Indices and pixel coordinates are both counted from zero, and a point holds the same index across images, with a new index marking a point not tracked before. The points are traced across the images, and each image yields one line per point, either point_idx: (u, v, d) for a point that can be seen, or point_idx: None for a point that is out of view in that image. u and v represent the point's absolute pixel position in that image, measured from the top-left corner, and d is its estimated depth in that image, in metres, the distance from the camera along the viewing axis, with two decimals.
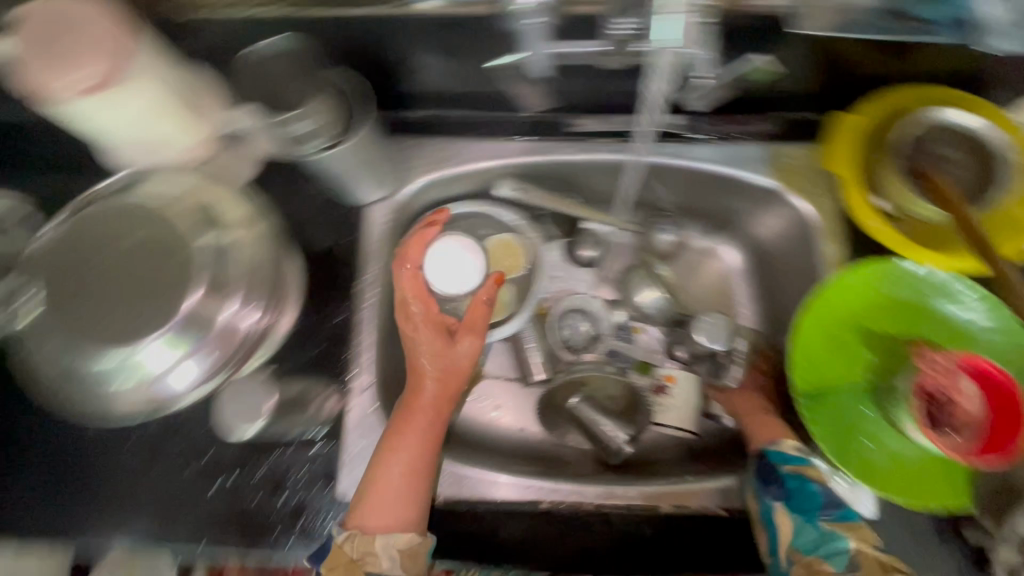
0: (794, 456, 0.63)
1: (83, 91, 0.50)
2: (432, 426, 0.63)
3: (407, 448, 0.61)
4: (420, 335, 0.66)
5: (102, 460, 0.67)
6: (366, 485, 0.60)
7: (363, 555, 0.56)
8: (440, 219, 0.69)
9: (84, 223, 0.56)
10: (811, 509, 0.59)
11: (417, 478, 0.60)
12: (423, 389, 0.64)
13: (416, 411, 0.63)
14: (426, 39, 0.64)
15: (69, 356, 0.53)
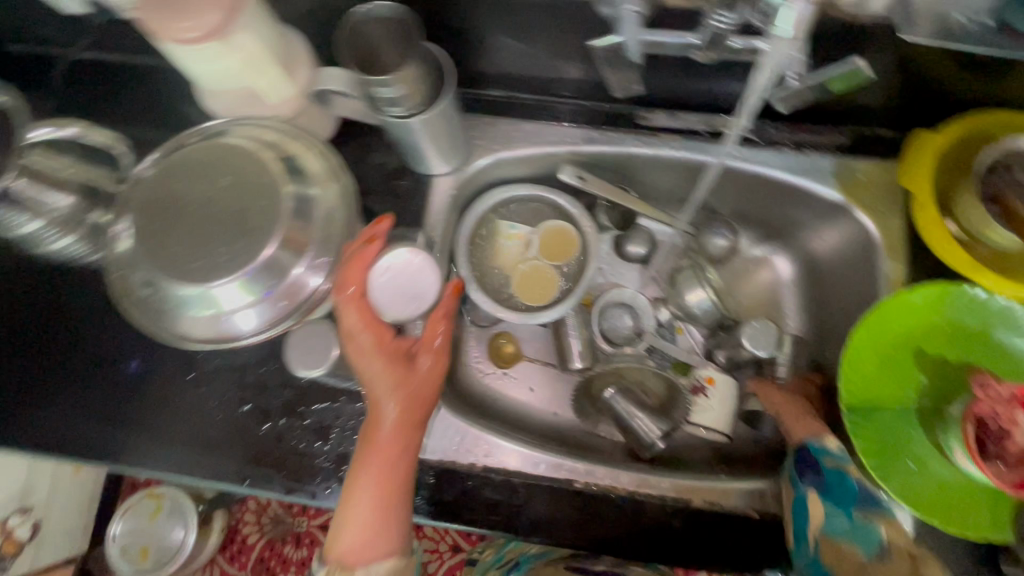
0: (835, 449, 0.63)
1: (194, 39, 0.53)
2: (400, 457, 0.58)
3: (372, 486, 0.57)
4: (375, 365, 0.58)
5: (161, 392, 0.70)
6: (337, 520, 0.57)
7: None
8: (378, 234, 0.61)
9: (177, 162, 0.59)
10: (845, 503, 0.59)
11: (388, 512, 0.57)
12: (381, 421, 0.58)
13: (379, 446, 0.57)
14: (513, 20, 0.65)
15: (153, 282, 0.57)
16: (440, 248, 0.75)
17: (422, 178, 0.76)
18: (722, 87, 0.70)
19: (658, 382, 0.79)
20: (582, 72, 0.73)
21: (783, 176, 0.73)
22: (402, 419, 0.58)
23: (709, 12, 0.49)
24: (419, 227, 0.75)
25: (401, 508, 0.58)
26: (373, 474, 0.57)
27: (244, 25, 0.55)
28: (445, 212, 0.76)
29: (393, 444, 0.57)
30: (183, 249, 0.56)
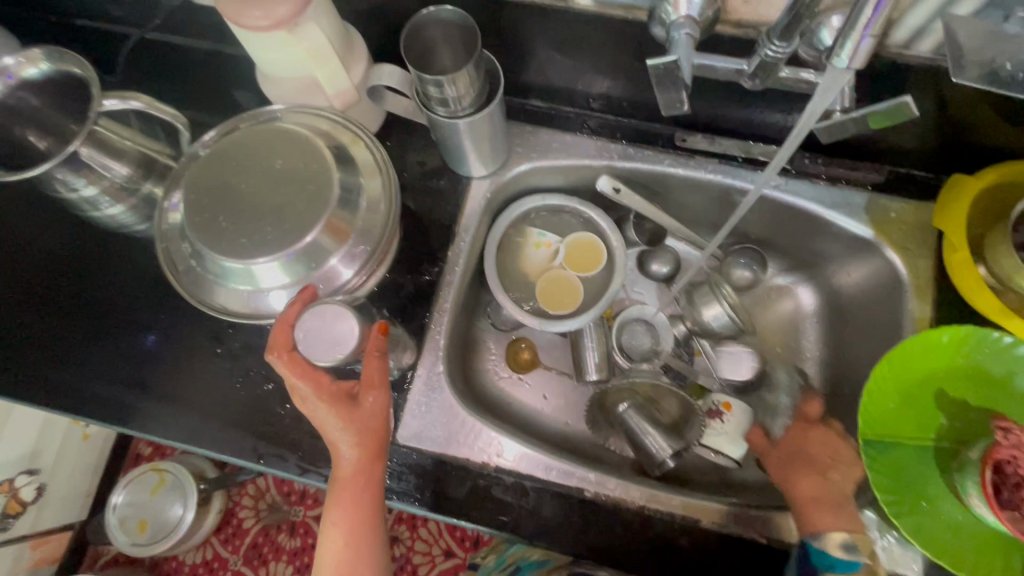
0: (840, 560, 0.60)
1: (267, 27, 0.56)
2: (362, 497, 0.57)
3: (338, 530, 0.58)
4: (320, 412, 0.55)
5: (188, 362, 0.72)
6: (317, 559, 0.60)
7: None
8: (303, 299, 0.58)
9: (233, 141, 0.62)
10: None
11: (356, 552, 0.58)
12: (338, 463, 0.57)
13: (341, 490, 0.57)
14: (565, 36, 0.67)
15: (197, 250, 0.59)
16: (471, 249, 0.77)
17: (460, 180, 0.78)
18: (763, 117, 0.72)
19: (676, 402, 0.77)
20: (626, 91, 0.74)
21: (816, 210, 0.74)
22: (357, 465, 0.56)
23: (764, 42, 0.51)
24: (453, 227, 0.77)
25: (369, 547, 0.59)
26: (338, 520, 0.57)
27: (312, 19, 0.58)
28: (478, 214, 0.77)
29: (351, 490, 0.57)
30: (230, 224, 0.58)
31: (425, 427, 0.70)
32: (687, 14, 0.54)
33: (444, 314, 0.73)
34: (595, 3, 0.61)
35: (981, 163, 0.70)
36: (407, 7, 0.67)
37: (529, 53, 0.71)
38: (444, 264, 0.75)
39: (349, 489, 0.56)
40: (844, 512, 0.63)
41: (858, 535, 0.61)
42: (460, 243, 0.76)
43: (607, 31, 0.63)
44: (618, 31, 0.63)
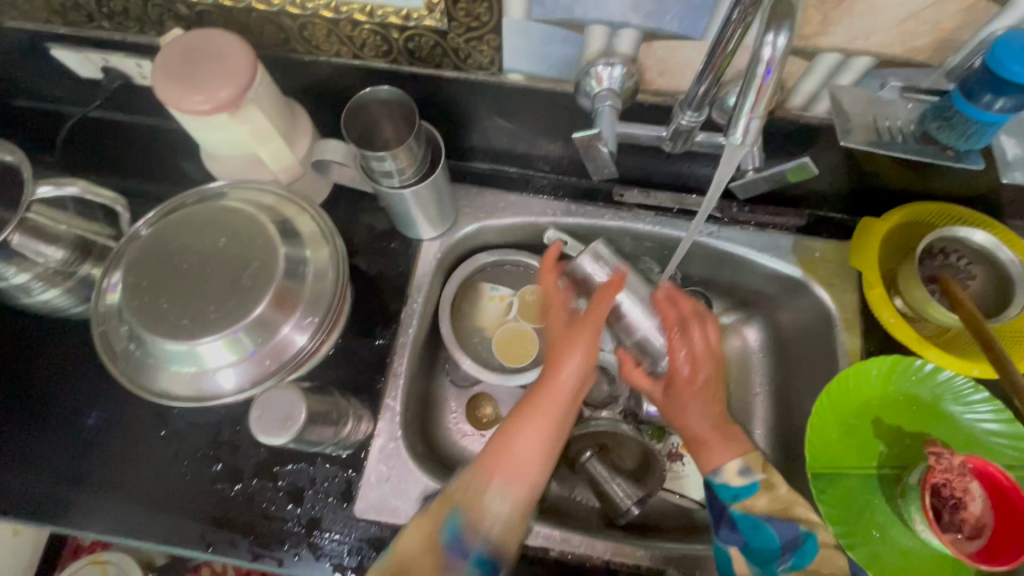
0: (741, 487, 0.59)
1: (207, 111, 0.58)
2: (558, 415, 0.59)
3: (528, 430, 0.58)
4: (584, 334, 0.63)
5: (131, 446, 0.68)
6: (492, 442, 0.58)
7: (470, 504, 0.54)
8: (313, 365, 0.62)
9: (173, 221, 0.62)
10: (768, 556, 0.58)
11: (530, 467, 0.56)
12: (555, 372, 0.61)
13: (544, 399, 0.59)
14: (501, 106, 0.70)
15: (136, 336, 0.57)
16: (425, 309, 0.77)
17: (410, 241, 0.80)
18: (691, 171, 0.77)
19: (633, 449, 0.78)
20: (565, 151, 0.79)
21: (746, 254, 0.79)
22: (572, 394, 0.61)
23: (677, 112, 0.55)
24: (404, 289, 0.77)
25: (545, 467, 0.58)
26: (530, 437, 0.57)
27: (253, 101, 0.60)
28: (430, 273, 0.79)
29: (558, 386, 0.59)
30: (171, 305, 0.57)
31: (385, 497, 0.67)
32: (609, 87, 0.58)
33: (399, 377, 0.73)
34: (525, 77, 0.65)
35: (887, 205, 0.76)
36: (349, 83, 0.70)
37: (470, 121, 0.75)
38: (398, 326, 0.75)
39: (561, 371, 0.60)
40: (735, 438, 0.62)
41: (750, 456, 0.61)
42: (414, 303, 0.77)
43: (541, 100, 0.67)
44: (550, 101, 0.67)
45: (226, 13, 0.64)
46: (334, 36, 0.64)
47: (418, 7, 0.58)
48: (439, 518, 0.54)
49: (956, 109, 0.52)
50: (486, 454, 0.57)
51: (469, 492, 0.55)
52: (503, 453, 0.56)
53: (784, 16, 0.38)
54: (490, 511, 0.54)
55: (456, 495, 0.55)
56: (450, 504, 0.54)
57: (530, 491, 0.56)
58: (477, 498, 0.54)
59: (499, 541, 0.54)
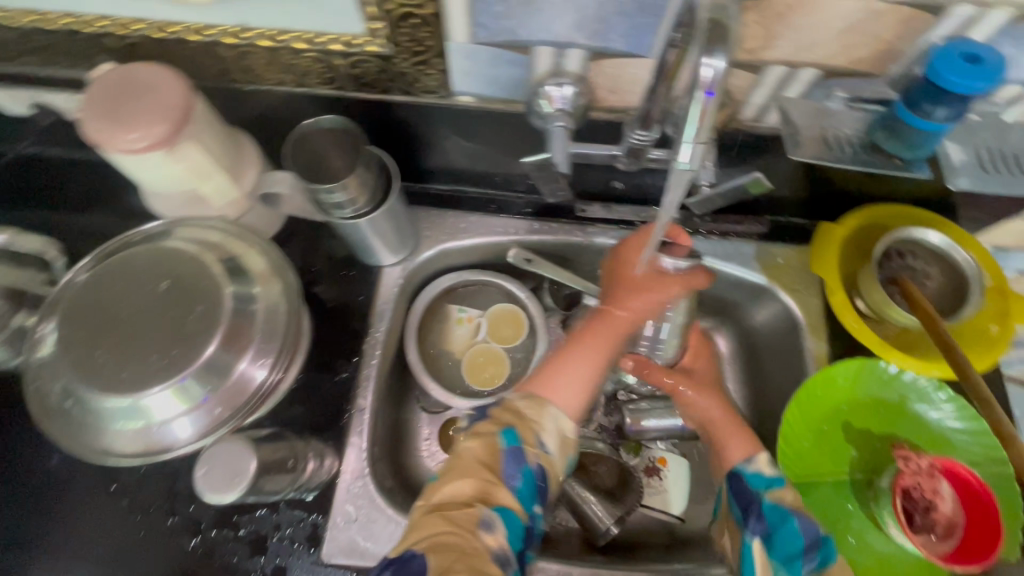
0: (774, 477, 0.58)
1: (140, 149, 0.54)
2: (615, 347, 0.61)
3: (589, 355, 0.60)
4: (668, 284, 0.63)
5: (79, 504, 0.64)
6: (548, 367, 0.60)
7: (531, 414, 0.56)
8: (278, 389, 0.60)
9: (112, 266, 0.58)
10: (792, 555, 0.53)
11: (582, 388, 0.59)
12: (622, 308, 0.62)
13: (607, 326, 0.62)
14: (454, 128, 0.69)
15: (73, 392, 0.54)
16: (388, 338, 0.75)
17: (370, 268, 0.77)
18: (652, 184, 0.76)
19: (613, 467, 0.78)
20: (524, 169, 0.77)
21: (711, 262, 0.78)
22: (630, 326, 0.63)
23: (628, 131, 0.54)
24: (366, 318, 0.75)
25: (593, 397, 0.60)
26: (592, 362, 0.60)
27: (191, 137, 0.57)
28: (392, 301, 0.76)
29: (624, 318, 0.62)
30: (109, 358, 0.54)
31: (354, 539, 0.64)
32: (562, 107, 0.56)
33: (364, 412, 0.70)
34: (476, 99, 0.64)
35: (846, 208, 0.77)
36: (296, 111, 0.68)
37: (424, 143, 0.73)
38: (362, 357, 0.73)
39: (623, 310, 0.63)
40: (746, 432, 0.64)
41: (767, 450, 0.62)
42: (376, 332, 0.74)
43: (495, 120, 0.66)
44: (503, 121, 0.66)
45: (158, 45, 0.61)
46: (275, 64, 0.62)
47: (359, 33, 0.57)
48: (500, 431, 0.54)
49: (900, 119, 0.53)
50: (546, 379, 0.59)
51: (531, 412, 0.56)
52: (561, 376, 0.59)
53: (719, 41, 0.38)
54: (547, 431, 0.56)
55: (516, 416, 0.56)
56: (508, 422, 0.55)
57: (580, 410, 0.58)
58: (538, 417, 0.56)
59: (551, 456, 0.56)
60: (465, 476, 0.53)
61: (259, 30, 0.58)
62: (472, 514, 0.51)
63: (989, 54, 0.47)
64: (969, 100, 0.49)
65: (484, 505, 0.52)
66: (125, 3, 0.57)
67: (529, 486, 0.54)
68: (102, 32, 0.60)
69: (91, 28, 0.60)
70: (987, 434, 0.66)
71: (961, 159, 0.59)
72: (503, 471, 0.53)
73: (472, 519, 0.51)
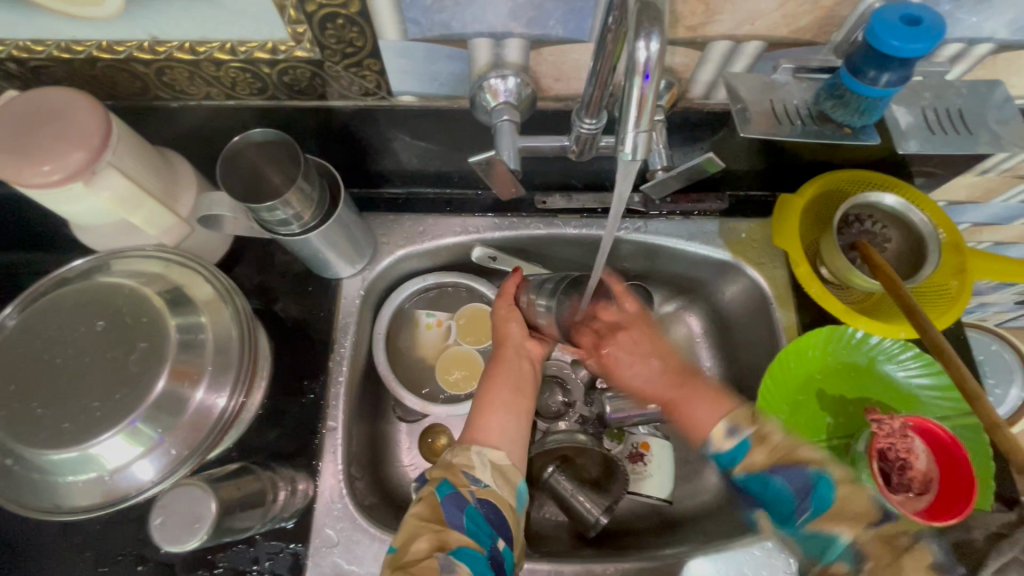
0: (734, 449, 0.61)
1: (57, 183, 0.51)
2: (514, 382, 0.67)
3: (489, 398, 0.65)
4: (504, 310, 0.74)
5: (41, 560, 0.61)
6: (468, 423, 0.63)
7: (458, 458, 0.58)
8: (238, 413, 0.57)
9: (45, 310, 0.55)
10: (790, 514, 0.60)
11: (499, 424, 0.62)
12: (504, 351, 0.71)
13: (497, 372, 0.68)
14: (399, 129, 0.65)
15: (12, 450, 0.50)
16: (354, 352, 0.72)
17: (328, 282, 0.74)
18: (610, 168, 0.74)
19: (596, 457, 0.73)
20: None
21: (675, 245, 0.78)
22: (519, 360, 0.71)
23: (575, 120, 0.52)
24: (329, 335, 0.72)
25: (516, 433, 0.62)
26: (489, 402, 0.64)
27: (114, 164, 0.53)
28: (354, 313, 0.73)
29: (507, 363, 0.69)
30: (48, 409, 0.50)
31: (338, 562, 0.62)
32: (506, 101, 0.56)
33: (335, 432, 0.67)
34: (418, 98, 0.61)
35: (804, 176, 0.76)
36: (231, 125, 0.64)
37: (371, 148, 0.69)
38: (328, 375, 0.70)
39: (502, 361, 0.70)
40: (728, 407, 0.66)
41: (735, 416, 0.63)
42: (340, 348, 0.71)
43: (442, 118, 0.63)
44: (449, 117, 0.63)
45: (67, 66, 0.57)
46: (199, 78, 0.58)
47: (284, 38, 0.54)
48: (433, 486, 0.55)
49: (846, 86, 0.53)
50: (467, 432, 0.62)
51: (458, 458, 0.58)
52: (477, 424, 0.62)
53: (653, 22, 0.37)
54: (478, 468, 0.57)
55: (444, 468, 0.57)
56: (439, 477, 0.56)
57: (509, 444, 0.60)
58: (464, 459, 0.57)
59: (492, 488, 0.56)
60: (417, 537, 0.51)
61: (175, 43, 0.54)
62: (432, 563, 0.49)
63: (928, 15, 0.47)
64: (911, 64, 0.49)
65: (443, 551, 0.50)
66: (22, 24, 0.53)
67: (481, 524, 0.53)
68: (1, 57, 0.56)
69: None
70: (953, 388, 0.67)
71: (908, 121, 0.59)
72: (446, 516, 0.52)
73: (434, 568, 0.49)
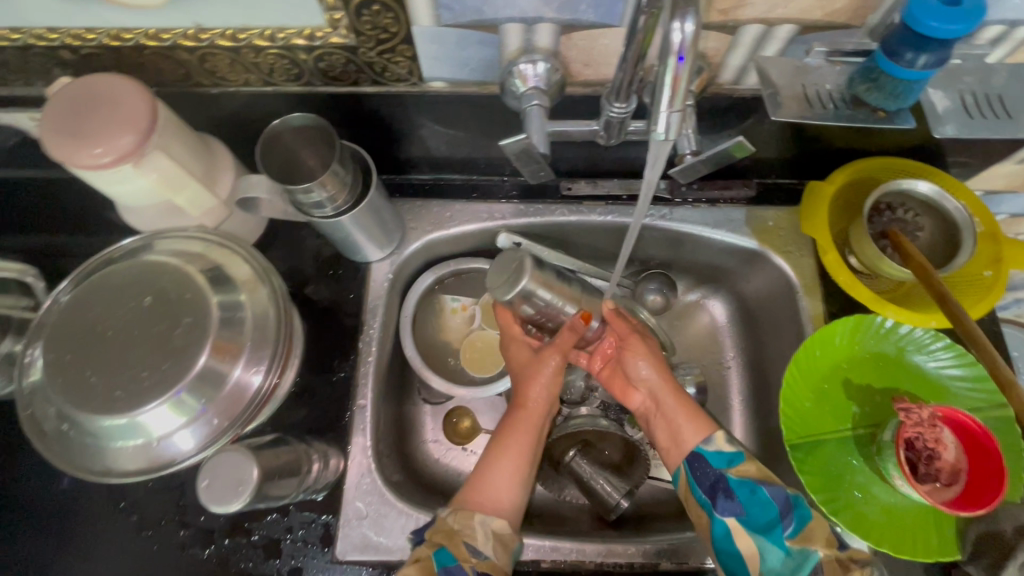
0: (733, 453, 0.59)
1: (105, 165, 0.53)
2: (531, 445, 0.64)
3: (500, 463, 0.62)
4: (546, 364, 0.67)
5: (91, 521, 0.65)
6: (471, 482, 0.61)
7: (463, 527, 0.57)
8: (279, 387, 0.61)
9: (96, 285, 0.58)
10: (770, 523, 0.55)
11: (505, 496, 0.60)
12: (531, 407, 0.66)
13: (507, 438, 0.64)
14: (428, 114, 0.66)
15: (68, 417, 0.53)
16: (383, 333, 0.74)
17: (357, 265, 0.76)
18: (636, 155, 0.75)
19: (618, 443, 0.74)
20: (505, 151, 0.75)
21: (701, 232, 0.77)
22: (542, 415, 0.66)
23: (605, 105, 0.53)
24: (359, 316, 0.74)
25: (518, 505, 0.61)
26: (499, 464, 0.62)
27: (160, 147, 0.56)
28: (382, 296, 0.75)
29: (526, 424, 0.65)
30: (101, 378, 0.53)
31: (367, 535, 0.64)
32: (535, 86, 0.56)
33: (365, 410, 0.69)
34: (448, 84, 0.62)
35: (833, 164, 0.76)
36: (267, 111, 0.66)
37: (400, 134, 0.71)
38: (357, 355, 0.72)
39: (523, 419, 0.65)
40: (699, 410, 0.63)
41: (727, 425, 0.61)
42: (367, 330, 0.73)
43: (471, 103, 0.64)
44: (477, 104, 0.64)
45: (116, 53, 0.60)
46: (238, 64, 0.60)
47: (320, 25, 0.55)
48: (432, 550, 0.55)
49: (882, 70, 0.52)
50: (467, 494, 0.60)
51: (459, 525, 0.57)
52: (478, 487, 0.61)
53: (687, 4, 0.37)
54: (479, 539, 0.56)
55: (447, 533, 0.56)
56: (439, 541, 0.55)
57: (510, 516, 0.60)
58: (466, 528, 0.57)
59: (491, 560, 0.56)
60: None
61: (217, 30, 0.56)
62: None
63: None
64: (949, 44, 0.48)
65: None
66: (75, 13, 0.56)
67: None
68: (56, 45, 0.59)
69: (42, 42, 0.58)
70: (986, 378, 0.67)
71: (945, 105, 0.58)
72: None
73: None
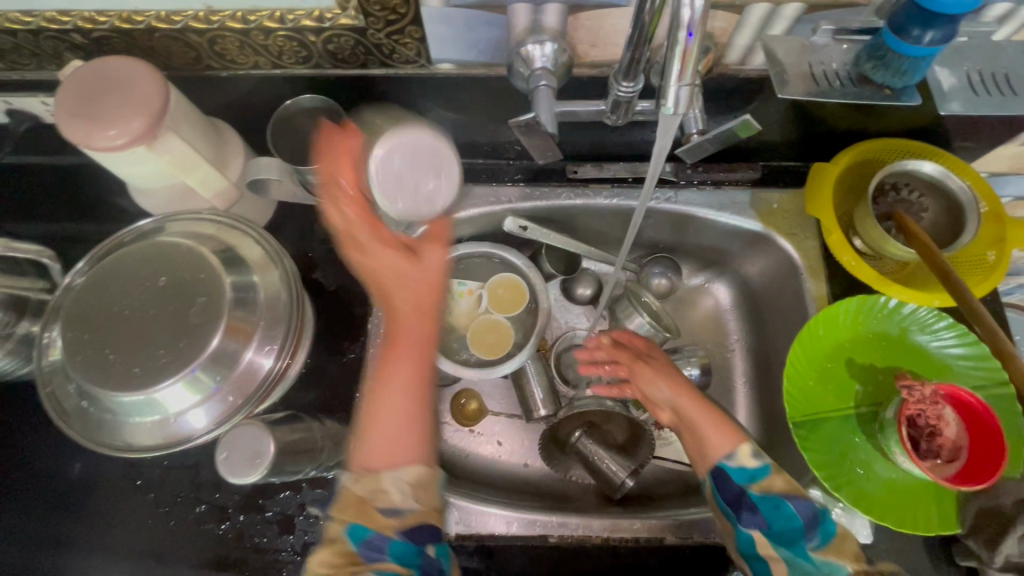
0: (756, 468, 0.56)
1: (119, 146, 0.54)
2: (417, 369, 0.57)
3: (391, 400, 0.55)
4: (408, 272, 0.60)
5: (109, 497, 0.66)
6: (359, 438, 0.54)
7: (373, 491, 0.50)
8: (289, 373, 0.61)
9: (111, 265, 0.59)
10: (794, 537, 0.53)
11: (405, 435, 0.53)
12: (404, 330, 0.59)
13: (386, 370, 0.57)
14: (436, 97, 0.67)
15: (88, 393, 0.55)
16: None
17: None
18: (643, 137, 0.75)
19: (621, 424, 0.73)
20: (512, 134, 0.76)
21: (706, 215, 0.78)
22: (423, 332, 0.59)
23: (613, 84, 0.53)
24: (367, 299, 0.75)
25: (423, 438, 0.54)
26: (383, 401, 0.55)
27: (172, 128, 0.56)
28: None
29: (410, 345, 0.58)
30: (118, 355, 0.54)
31: None
32: (542, 66, 0.56)
33: None
34: (456, 66, 0.63)
35: (839, 145, 0.76)
36: (276, 94, 0.67)
37: None
38: (366, 336, 0.73)
39: (403, 343, 0.58)
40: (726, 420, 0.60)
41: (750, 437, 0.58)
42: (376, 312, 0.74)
43: (479, 85, 0.64)
44: (485, 86, 0.65)
45: (127, 36, 0.60)
46: (248, 47, 0.61)
47: (330, 5, 0.56)
48: (345, 529, 0.49)
49: (888, 47, 0.52)
50: (360, 454, 0.53)
51: (366, 489, 0.50)
52: (367, 440, 0.53)
53: None
54: (393, 494, 0.50)
55: (359, 502, 0.50)
56: (350, 516, 0.49)
57: (419, 450, 0.53)
58: (375, 489, 0.50)
59: (416, 510, 0.50)
60: None
61: (228, 12, 0.57)
62: None
63: None
64: (954, 20, 0.49)
65: None
66: None
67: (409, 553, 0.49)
68: (68, 28, 0.59)
69: (55, 25, 0.59)
70: (988, 357, 0.67)
71: (951, 84, 0.58)
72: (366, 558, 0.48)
73: None
